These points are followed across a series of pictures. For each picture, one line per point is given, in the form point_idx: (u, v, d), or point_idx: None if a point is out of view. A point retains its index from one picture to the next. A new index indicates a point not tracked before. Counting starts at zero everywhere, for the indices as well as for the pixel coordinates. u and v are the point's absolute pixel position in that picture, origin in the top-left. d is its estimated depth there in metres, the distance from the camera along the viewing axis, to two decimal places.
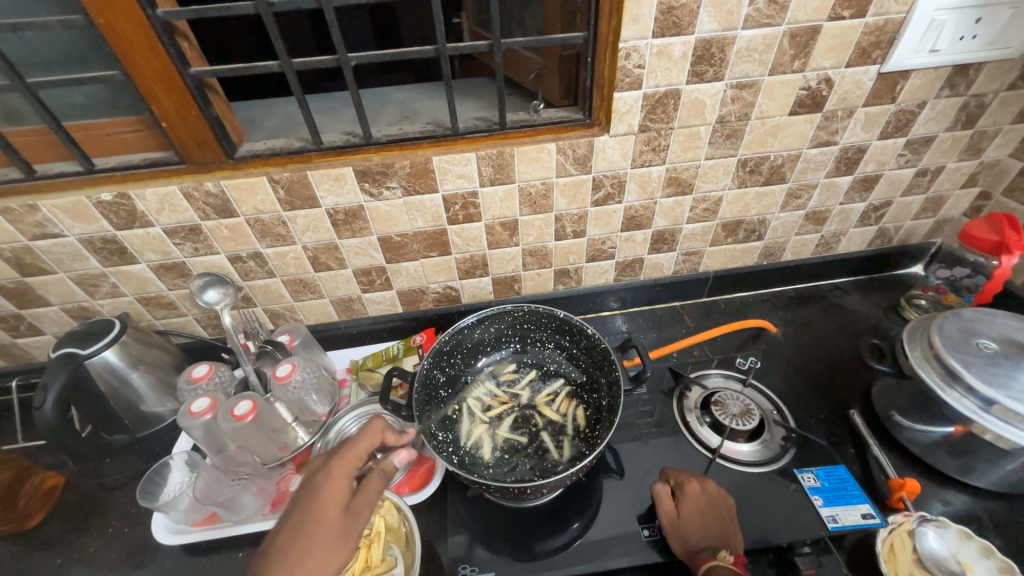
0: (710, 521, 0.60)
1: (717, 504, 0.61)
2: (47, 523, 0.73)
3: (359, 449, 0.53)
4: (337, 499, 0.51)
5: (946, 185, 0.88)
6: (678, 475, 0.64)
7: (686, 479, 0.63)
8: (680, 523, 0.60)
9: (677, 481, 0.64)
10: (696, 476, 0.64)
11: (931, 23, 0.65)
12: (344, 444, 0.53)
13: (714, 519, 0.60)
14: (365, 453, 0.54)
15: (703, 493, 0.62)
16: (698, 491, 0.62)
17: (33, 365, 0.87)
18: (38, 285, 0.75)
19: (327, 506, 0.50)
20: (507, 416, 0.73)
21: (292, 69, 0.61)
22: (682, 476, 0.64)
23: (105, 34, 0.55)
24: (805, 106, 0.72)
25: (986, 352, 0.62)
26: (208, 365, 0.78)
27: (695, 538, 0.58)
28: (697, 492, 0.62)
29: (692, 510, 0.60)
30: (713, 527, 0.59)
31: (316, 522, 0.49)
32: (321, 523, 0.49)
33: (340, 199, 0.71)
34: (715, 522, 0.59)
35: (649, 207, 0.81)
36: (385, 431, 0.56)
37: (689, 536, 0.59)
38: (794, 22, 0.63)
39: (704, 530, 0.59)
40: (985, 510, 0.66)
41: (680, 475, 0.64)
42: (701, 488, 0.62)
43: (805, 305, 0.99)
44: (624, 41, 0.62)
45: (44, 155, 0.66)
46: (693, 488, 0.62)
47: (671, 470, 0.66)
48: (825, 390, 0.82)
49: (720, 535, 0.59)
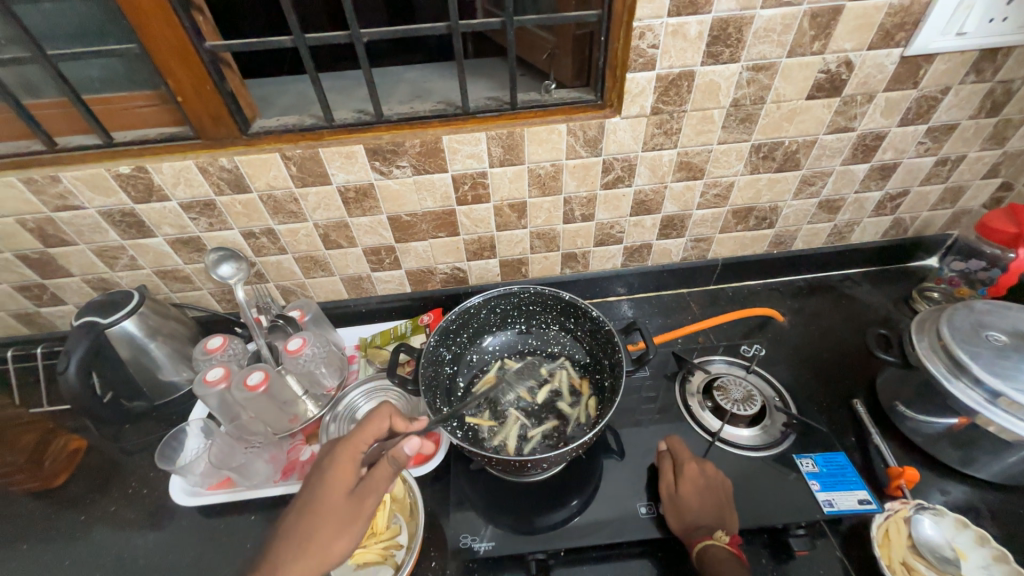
0: (709, 499, 0.61)
1: (715, 483, 0.63)
2: (71, 483, 0.77)
3: (365, 435, 0.53)
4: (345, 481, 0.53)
5: (967, 175, 0.85)
6: (682, 451, 0.66)
7: (687, 458, 0.65)
8: (679, 500, 0.62)
9: (678, 459, 0.65)
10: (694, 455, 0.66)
11: (958, 6, 0.63)
12: (351, 430, 0.54)
13: (711, 498, 0.61)
14: (373, 438, 0.54)
15: (703, 472, 0.64)
16: (698, 469, 0.64)
17: (56, 333, 0.90)
18: (60, 256, 0.78)
19: (332, 489, 0.52)
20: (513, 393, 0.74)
21: (306, 44, 0.62)
22: (683, 454, 0.66)
23: (121, 4, 0.55)
24: (823, 90, 0.71)
25: (995, 344, 0.61)
26: (222, 338, 0.80)
27: (693, 515, 0.60)
28: (697, 470, 0.63)
29: (693, 488, 0.62)
30: (711, 506, 0.61)
31: (323, 500, 0.52)
32: (327, 507, 0.52)
33: (351, 177, 0.72)
34: (712, 501, 0.61)
35: (659, 191, 0.81)
36: (394, 416, 0.55)
37: (688, 512, 0.60)
38: (816, 2, 0.62)
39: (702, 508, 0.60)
40: (985, 500, 0.67)
41: (682, 453, 0.65)
42: (700, 466, 0.64)
43: (814, 295, 0.98)
44: (639, 20, 0.61)
45: (64, 128, 0.67)
46: (693, 466, 0.64)
47: (671, 446, 0.67)
48: (829, 379, 0.82)
49: (717, 513, 0.60)
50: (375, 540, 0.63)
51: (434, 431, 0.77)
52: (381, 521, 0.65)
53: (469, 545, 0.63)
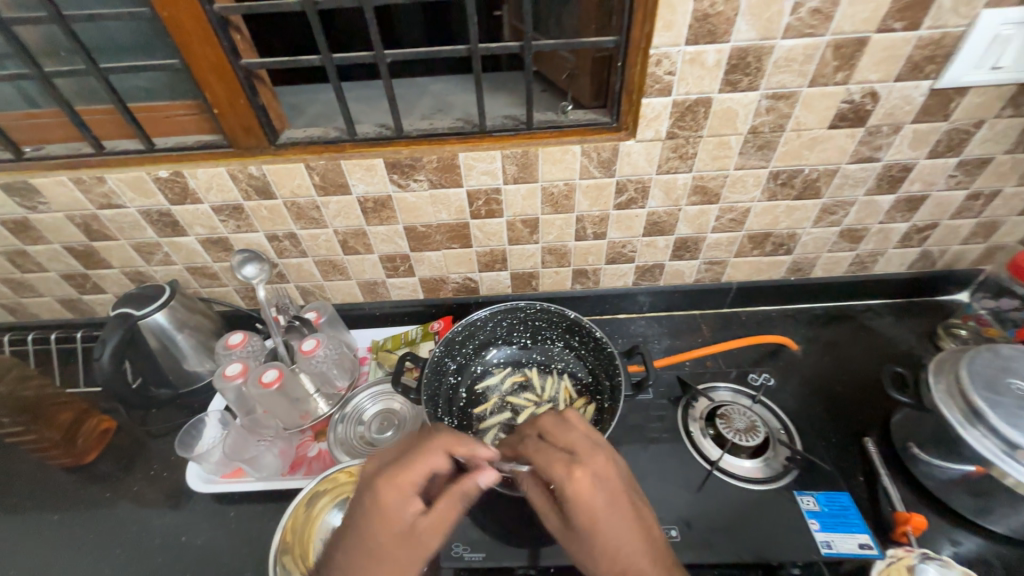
0: (631, 542, 0.46)
1: (619, 518, 0.46)
2: (100, 461, 0.82)
3: (416, 470, 0.48)
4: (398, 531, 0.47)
5: (1002, 210, 0.82)
6: (564, 438, 0.51)
7: (566, 475, 0.48)
8: (583, 542, 0.47)
9: (557, 481, 0.48)
10: (588, 455, 0.49)
11: (993, 39, 0.61)
12: (397, 467, 0.48)
13: (629, 529, 0.46)
14: (426, 473, 0.48)
15: (591, 508, 0.46)
16: (592, 501, 0.46)
17: (95, 319, 0.96)
18: (102, 250, 0.84)
19: (378, 530, 0.46)
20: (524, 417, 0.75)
21: (332, 62, 0.65)
22: (557, 470, 0.48)
23: (167, 26, 0.60)
24: (846, 119, 0.69)
25: (1017, 392, 0.59)
26: (242, 334, 0.84)
27: (606, 557, 0.45)
28: (591, 505, 0.46)
29: (585, 514, 0.46)
30: (639, 551, 0.45)
31: (374, 547, 0.46)
32: (374, 556, 0.46)
33: (370, 188, 0.75)
34: (637, 557, 0.45)
35: (673, 214, 0.80)
36: (449, 446, 0.50)
37: (599, 551, 0.46)
38: (840, 33, 0.61)
39: (616, 548, 0.45)
40: (999, 554, 0.64)
41: (550, 462, 0.49)
42: (606, 484, 0.48)
43: (832, 324, 0.95)
44: (655, 47, 0.62)
45: (111, 133, 0.73)
46: (582, 509, 0.46)
47: (550, 438, 0.52)
48: (841, 414, 0.80)
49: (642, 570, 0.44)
50: None
51: None
52: None
53: (461, 554, 0.65)
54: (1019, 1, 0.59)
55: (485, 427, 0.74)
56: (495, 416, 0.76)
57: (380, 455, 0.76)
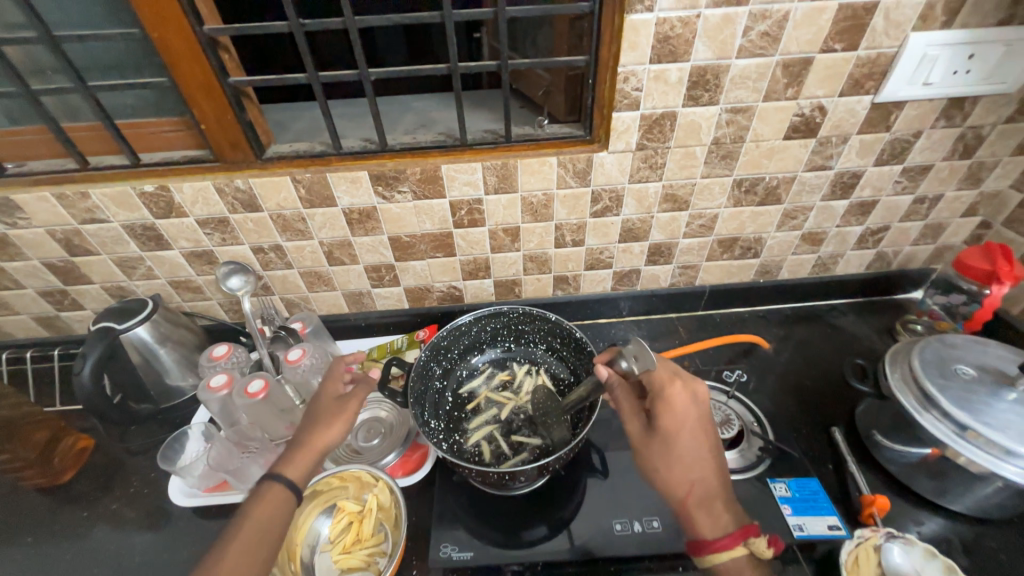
0: (703, 464, 0.59)
1: (698, 436, 0.60)
2: (76, 480, 0.80)
3: (335, 367, 0.72)
4: (329, 406, 0.66)
5: (945, 213, 0.89)
6: (668, 363, 0.65)
7: (668, 388, 0.60)
8: (663, 447, 0.59)
9: (662, 395, 0.60)
10: (686, 379, 0.62)
11: (923, 58, 0.68)
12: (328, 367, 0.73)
13: (704, 452, 0.60)
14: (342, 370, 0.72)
15: (681, 423, 0.59)
16: (681, 418, 0.59)
17: (72, 336, 0.95)
18: (83, 265, 0.83)
19: (325, 396, 0.68)
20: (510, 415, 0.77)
21: (319, 81, 0.68)
22: (660, 387, 0.61)
23: (157, 45, 0.62)
24: (799, 131, 0.75)
25: (964, 378, 0.64)
26: (227, 346, 0.85)
27: (673, 465, 0.59)
28: (679, 422, 0.59)
29: (676, 425, 0.59)
30: (707, 469, 0.59)
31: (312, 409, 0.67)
32: (322, 410, 0.66)
33: (355, 200, 0.77)
34: (704, 468, 0.59)
35: (646, 220, 0.85)
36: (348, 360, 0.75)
37: (673, 457, 0.59)
38: (787, 53, 0.67)
39: (692, 458, 0.59)
40: (957, 533, 0.68)
41: (660, 379, 0.61)
42: (695, 408, 0.60)
43: (800, 323, 1.00)
44: (623, 66, 0.66)
45: (96, 149, 0.74)
46: (674, 422, 0.59)
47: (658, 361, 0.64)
48: (810, 407, 0.84)
49: (707, 479, 0.59)
50: (361, 546, 0.66)
51: (423, 443, 0.79)
52: (366, 528, 0.66)
53: (450, 554, 0.66)
54: (942, 26, 0.66)
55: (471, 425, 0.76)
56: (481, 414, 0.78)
57: (368, 461, 0.77)
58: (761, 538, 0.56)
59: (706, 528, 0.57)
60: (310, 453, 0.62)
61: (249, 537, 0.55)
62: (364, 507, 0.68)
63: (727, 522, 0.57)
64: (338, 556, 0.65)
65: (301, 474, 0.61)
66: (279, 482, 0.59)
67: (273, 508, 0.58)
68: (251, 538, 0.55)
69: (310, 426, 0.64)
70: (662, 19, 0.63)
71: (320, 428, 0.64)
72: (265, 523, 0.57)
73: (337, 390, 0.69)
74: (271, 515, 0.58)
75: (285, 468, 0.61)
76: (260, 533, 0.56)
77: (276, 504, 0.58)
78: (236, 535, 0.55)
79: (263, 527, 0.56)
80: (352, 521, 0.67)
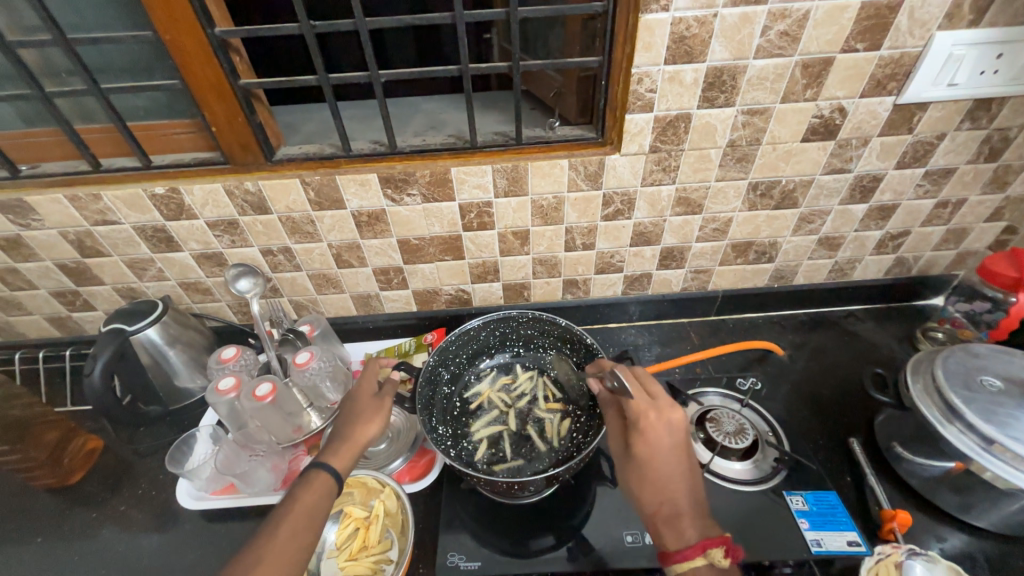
0: (675, 483, 0.58)
1: (671, 457, 0.59)
2: (86, 481, 0.81)
3: (372, 368, 0.71)
4: (369, 403, 0.66)
5: (969, 217, 0.86)
6: (651, 386, 0.63)
7: (642, 412, 0.60)
8: (635, 466, 0.59)
9: (636, 419, 0.60)
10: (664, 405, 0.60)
11: (948, 58, 0.66)
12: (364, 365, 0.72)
13: (677, 472, 0.58)
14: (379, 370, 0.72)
15: (653, 445, 0.59)
16: (653, 441, 0.59)
17: (84, 337, 0.96)
18: (94, 266, 0.84)
19: (363, 392, 0.68)
20: (514, 419, 0.77)
21: (329, 83, 0.67)
22: (637, 413, 0.60)
23: (168, 48, 0.62)
24: (817, 133, 0.73)
25: (990, 389, 0.61)
26: (235, 348, 0.85)
27: (643, 482, 0.58)
28: (652, 444, 0.59)
29: (647, 447, 0.59)
30: (679, 487, 0.58)
31: (352, 403, 0.67)
32: (362, 406, 0.66)
33: (364, 203, 0.77)
34: (676, 487, 0.58)
35: (658, 224, 0.83)
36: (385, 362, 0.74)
37: (644, 476, 0.59)
38: (807, 54, 0.65)
39: (661, 476, 0.58)
40: (982, 550, 0.65)
41: (638, 408, 0.60)
42: (670, 431, 0.60)
43: (816, 330, 0.98)
44: (636, 67, 0.65)
45: (108, 151, 0.74)
46: (644, 445, 0.59)
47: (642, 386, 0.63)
48: (827, 417, 0.82)
49: (677, 496, 0.57)
50: (367, 554, 0.65)
51: (430, 449, 0.79)
52: (372, 535, 0.66)
53: (456, 564, 0.65)
54: (969, 24, 0.64)
55: (474, 429, 0.75)
56: (484, 418, 0.77)
57: (375, 467, 0.76)
58: (719, 549, 0.52)
59: (671, 543, 0.55)
60: (354, 446, 0.62)
61: (294, 524, 0.54)
62: (370, 513, 0.67)
63: (693, 536, 0.55)
64: (345, 563, 0.64)
65: (345, 466, 0.61)
66: (325, 470, 0.59)
67: (318, 497, 0.57)
68: (297, 525, 0.54)
69: (351, 421, 0.64)
70: (678, 19, 0.61)
71: (361, 423, 0.64)
72: (311, 511, 0.56)
73: (375, 387, 0.69)
74: (316, 504, 0.57)
75: (328, 459, 0.60)
76: (306, 520, 0.55)
77: (321, 492, 0.58)
78: (282, 521, 0.54)
79: (309, 515, 0.56)
80: (358, 528, 0.66)
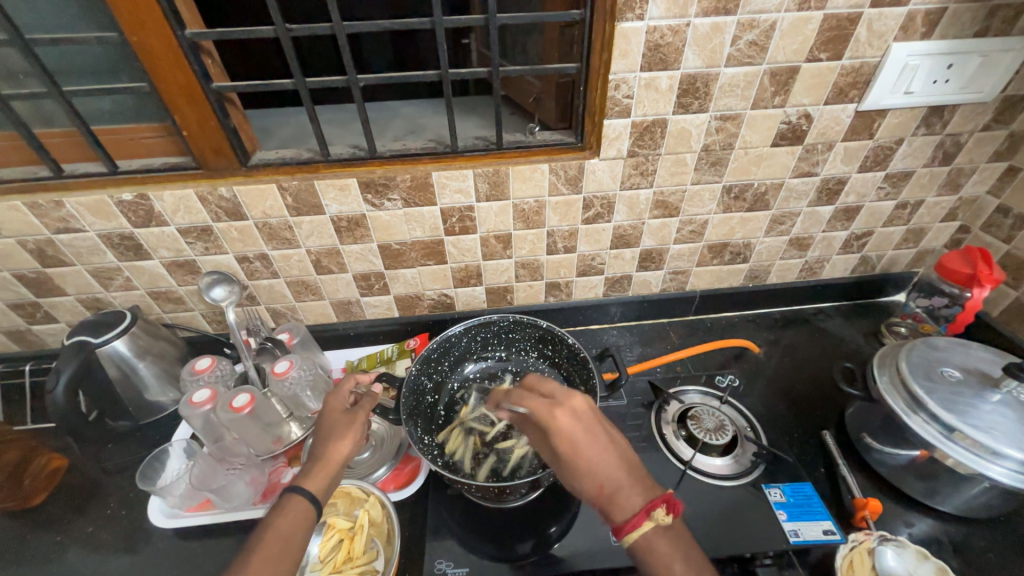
0: (609, 462, 0.54)
1: (593, 441, 0.54)
2: (48, 503, 0.77)
3: (345, 383, 0.69)
4: (339, 419, 0.65)
5: (926, 218, 0.91)
6: (545, 385, 0.59)
7: (548, 415, 0.55)
8: (567, 467, 0.54)
9: (544, 423, 0.55)
10: (565, 399, 0.57)
11: (904, 68, 0.69)
12: (335, 382, 0.70)
13: (607, 452, 0.54)
14: (351, 385, 0.70)
15: (571, 435, 0.54)
16: (568, 436, 0.54)
17: (46, 351, 0.91)
18: (56, 276, 0.80)
19: (335, 409, 0.66)
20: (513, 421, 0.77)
21: (306, 86, 0.66)
22: (540, 415, 0.56)
23: (136, 49, 0.60)
24: (786, 139, 0.76)
25: (950, 380, 0.65)
26: (211, 358, 0.82)
27: (579, 475, 0.54)
28: (570, 440, 0.54)
29: (569, 447, 0.54)
30: (614, 465, 0.54)
31: (324, 422, 0.65)
32: (334, 424, 0.64)
33: (344, 208, 0.76)
34: (609, 465, 0.54)
35: (637, 227, 0.85)
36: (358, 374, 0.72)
37: (576, 468, 0.54)
38: (775, 62, 0.68)
39: (591, 464, 0.53)
40: (947, 533, 0.69)
41: (538, 409, 0.56)
42: (580, 419, 0.56)
43: (789, 327, 1.02)
44: (614, 73, 0.67)
45: (71, 156, 0.71)
46: (564, 442, 0.54)
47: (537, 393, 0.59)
48: (801, 411, 0.85)
49: (613, 472, 0.53)
50: (352, 565, 0.63)
51: (416, 456, 0.78)
52: (357, 546, 0.64)
53: (443, 571, 0.64)
54: (922, 36, 0.68)
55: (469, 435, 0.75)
56: (477, 422, 0.77)
57: (358, 476, 0.75)
58: (666, 510, 0.50)
59: (619, 516, 0.51)
60: (327, 465, 0.60)
61: (268, 551, 0.53)
62: (355, 524, 0.66)
63: (637, 501, 0.52)
64: None
65: (320, 487, 0.59)
66: (299, 494, 0.57)
67: (293, 522, 0.55)
68: (270, 552, 0.53)
69: (324, 439, 0.63)
70: (652, 27, 0.63)
71: (334, 440, 0.63)
72: (286, 536, 0.54)
73: (346, 403, 0.67)
74: (290, 529, 0.55)
75: (303, 482, 0.59)
76: (281, 546, 0.53)
77: (296, 516, 0.56)
78: (256, 549, 0.53)
79: (283, 541, 0.54)
80: (343, 539, 0.65)
